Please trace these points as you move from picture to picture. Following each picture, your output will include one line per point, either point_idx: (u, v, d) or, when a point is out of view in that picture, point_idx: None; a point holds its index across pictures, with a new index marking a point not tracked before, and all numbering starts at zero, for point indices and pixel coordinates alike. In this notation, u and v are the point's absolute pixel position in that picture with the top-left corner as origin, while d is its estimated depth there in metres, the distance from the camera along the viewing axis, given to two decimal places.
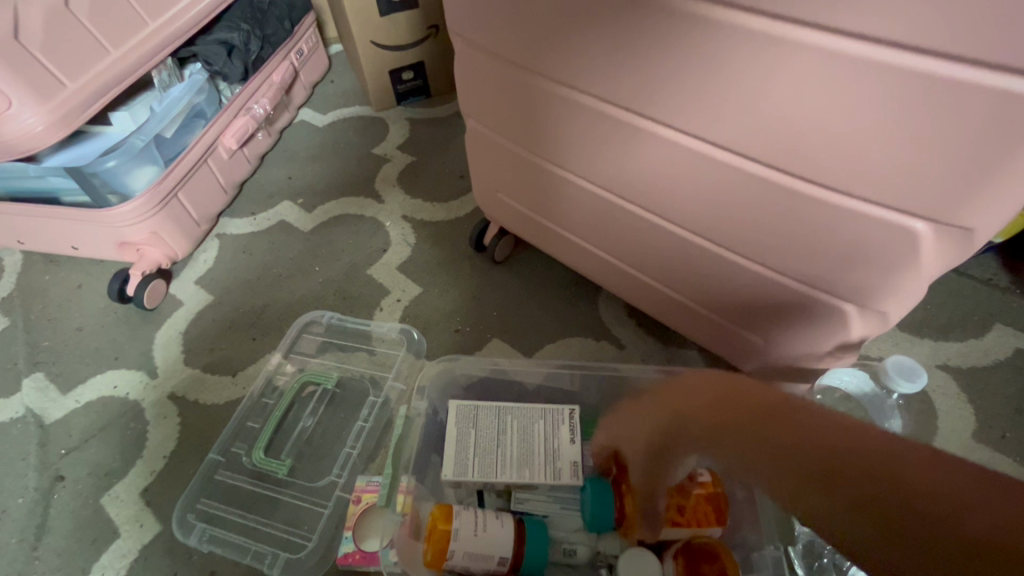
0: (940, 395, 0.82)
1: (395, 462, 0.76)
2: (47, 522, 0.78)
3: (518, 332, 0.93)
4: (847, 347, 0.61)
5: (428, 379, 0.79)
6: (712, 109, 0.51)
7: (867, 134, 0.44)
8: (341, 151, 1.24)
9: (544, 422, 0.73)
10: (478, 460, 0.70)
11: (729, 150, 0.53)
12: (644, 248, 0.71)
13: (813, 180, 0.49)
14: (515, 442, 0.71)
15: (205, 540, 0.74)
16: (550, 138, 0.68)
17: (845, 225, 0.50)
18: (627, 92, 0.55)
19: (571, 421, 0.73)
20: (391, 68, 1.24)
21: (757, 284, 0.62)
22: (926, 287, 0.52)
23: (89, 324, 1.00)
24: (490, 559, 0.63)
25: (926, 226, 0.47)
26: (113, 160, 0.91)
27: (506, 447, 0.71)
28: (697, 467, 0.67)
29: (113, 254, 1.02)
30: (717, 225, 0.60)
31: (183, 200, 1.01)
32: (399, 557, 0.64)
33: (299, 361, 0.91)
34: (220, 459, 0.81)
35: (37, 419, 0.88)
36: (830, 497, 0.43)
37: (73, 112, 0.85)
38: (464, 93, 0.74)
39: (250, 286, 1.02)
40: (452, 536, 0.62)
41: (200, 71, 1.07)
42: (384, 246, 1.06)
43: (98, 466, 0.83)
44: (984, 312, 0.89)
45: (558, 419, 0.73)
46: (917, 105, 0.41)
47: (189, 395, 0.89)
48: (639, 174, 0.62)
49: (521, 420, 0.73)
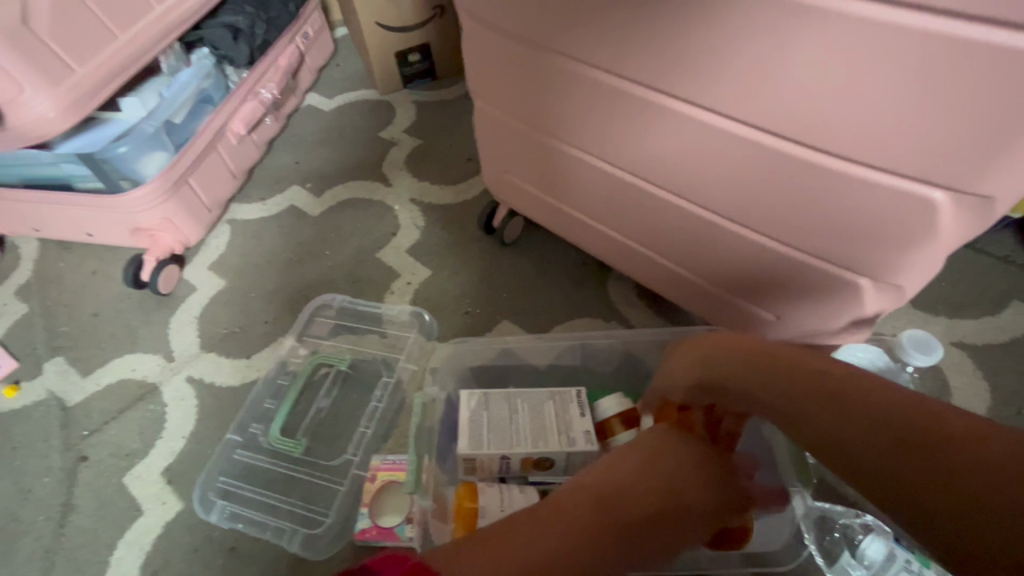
0: (955, 371, 0.81)
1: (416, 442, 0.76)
2: (72, 501, 0.81)
3: (529, 313, 0.93)
4: (860, 322, 0.61)
5: (440, 361, 0.79)
6: (722, 80, 0.50)
7: (884, 102, 0.43)
8: (348, 135, 1.24)
9: (554, 403, 0.72)
10: (494, 438, 0.69)
11: (740, 121, 0.52)
12: (655, 227, 0.71)
13: (828, 150, 0.49)
14: (530, 422, 0.70)
15: (225, 517, 0.76)
16: (560, 117, 0.68)
17: (857, 196, 0.50)
18: (638, 64, 0.55)
19: (580, 400, 0.72)
20: (397, 51, 1.23)
21: (770, 260, 0.62)
22: (943, 257, 0.51)
23: (105, 309, 1.01)
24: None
25: (943, 195, 0.46)
26: (125, 146, 0.91)
27: (519, 426, 0.70)
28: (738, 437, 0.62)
29: (126, 240, 1.03)
30: (728, 199, 0.59)
31: (194, 185, 1.02)
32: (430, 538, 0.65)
33: (312, 344, 0.92)
34: (237, 440, 0.82)
35: (58, 402, 0.90)
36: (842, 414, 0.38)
37: (82, 99, 0.86)
38: (471, 72, 0.74)
39: (262, 271, 1.03)
40: (479, 513, 0.64)
41: (207, 56, 1.07)
42: (393, 230, 1.06)
43: (119, 447, 0.85)
44: (1000, 288, 0.88)
45: (567, 400, 0.72)
46: (935, 69, 0.40)
47: (205, 378, 0.91)
48: (650, 150, 0.62)
49: (532, 401, 0.72)
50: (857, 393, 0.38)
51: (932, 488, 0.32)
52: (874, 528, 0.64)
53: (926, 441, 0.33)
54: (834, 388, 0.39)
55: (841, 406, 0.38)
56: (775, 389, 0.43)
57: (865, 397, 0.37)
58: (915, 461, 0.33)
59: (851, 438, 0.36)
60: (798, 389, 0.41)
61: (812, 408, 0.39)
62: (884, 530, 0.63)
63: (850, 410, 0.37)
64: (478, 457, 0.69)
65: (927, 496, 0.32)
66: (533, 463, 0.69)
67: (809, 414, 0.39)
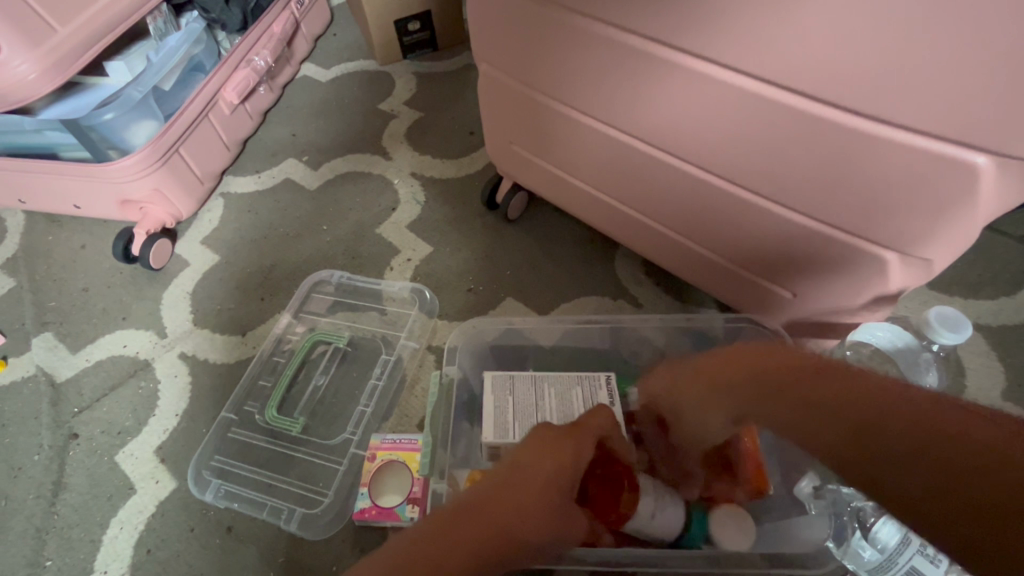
0: (970, 353, 0.79)
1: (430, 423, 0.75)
2: (63, 479, 0.78)
3: (533, 291, 0.90)
4: (883, 299, 0.59)
5: (457, 343, 0.75)
6: (748, 37, 0.47)
7: (926, 58, 0.40)
8: (346, 106, 1.19)
9: (581, 388, 0.68)
10: (518, 424, 0.65)
11: (766, 81, 0.49)
12: (671, 201, 0.68)
13: (866, 111, 0.45)
14: (558, 410, 0.66)
15: (221, 495, 0.74)
16: (571, 82, 0.64)
17: (891, 163, 0.47)
18: (657, 21, 0.51)
19: (609, 386, 0.68)
20: (397, 18, 1.18)
21: (791, 233, 0.59)
22: (979, 228, 0.48)
23: (95, 284, 0.98)
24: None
25: (986, 159, 0.43)
26: (111, 113, 0.87)
27: (546, 412, 0.66)
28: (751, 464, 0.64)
29: (115, 213, 1.00)
30: (750, 168, 0.56)
31: (185, 155, 0.98)
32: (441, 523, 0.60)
33: (309, 320, 0.90)
34: (232, 418, 0.80)
35: (48, 378, 0.88)
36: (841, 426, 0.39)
37: (65, 61, 0.82)
38: (476, 34, 0.70)
39: (257, 246, 1.00)
40: None
41: (196, 20, 1.02)
42: (392, 205, 1.03)
43: (111, 425, 0.82)
44: (1017, 269, 0.86)
45: (595, 385, 0.68)
46: (994, 16, 0.36)
47: (199, 355, 0.88)
48: (667, 115, 0.58)
49: (559, 386, 0.68)
50: (875, 411, 0.37)
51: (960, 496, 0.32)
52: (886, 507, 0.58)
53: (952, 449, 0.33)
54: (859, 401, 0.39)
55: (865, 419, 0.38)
56: (803, 409, 0.43)
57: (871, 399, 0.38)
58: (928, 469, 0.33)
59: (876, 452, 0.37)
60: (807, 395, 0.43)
61: (843, 426, 0.39)
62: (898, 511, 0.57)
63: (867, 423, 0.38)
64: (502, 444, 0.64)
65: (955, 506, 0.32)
66: None
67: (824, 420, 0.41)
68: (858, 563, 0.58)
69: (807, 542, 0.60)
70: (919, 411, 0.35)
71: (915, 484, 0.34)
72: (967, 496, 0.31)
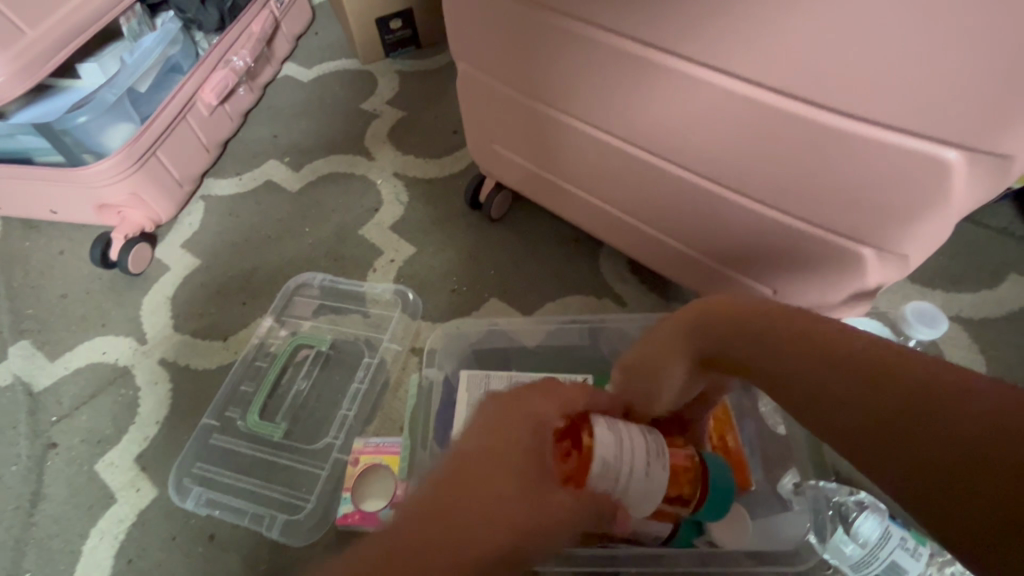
0: (951, 346, 0.80)
1: (412, 425, 0.74)
2: (42, 489, 0.77)
3: (517, 291, 0.89)
4: (862, 294, 0.58)
5: (438, 345, 0.76)
6: (719, 32, 0.47)
7: (895, 54, 0.40)
8: (328, 106, 1.18)
9: None
10: None
11: (738, 77, 0.49)
12: (651, 198, 0.67)
13: (840, 109, 0.45)
14: None
15: (202, 503, 0.73)
16: (548, 80, 0.63)
17: (863, 159, 0.47)
18: (630, 16, 0.51)
19: None
20: (378, 17, 1.17)
21: (771, 231, 0.59)
22: (953, 224, 0.48)
23: (73, 291, 0.96)
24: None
25: (957, 154, 0.43)
26: (84, 116, 0.86)
27: None
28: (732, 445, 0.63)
29: (93, 218, 0.98)
30: (726, 166, 0.56)
31: (163, 158, 0.97)
32: None
33: (292, 324, 0.89)
34: (214, 424, 0.79)
35: (25, 387, 0.86)
36: (827, 378, 0.37)
37: (36, 64, 0.80)
38: (452, 31, 0.69)
39: (238, 249, 0.99)
40: None
41: (172, 20, 1.01)
42: (375, 206, 1.02)
43: (91, 434, 0.81)
44: (998, 261, 0.86)
45: None
46: (963, 13, 0.36)
47: (180, 360, 0.87)
48: (642, 112, 0.58)
49: None
50: (867, 358, 0.35)
51: (945, 452, 0.30)
52: (868, 505, 0.61)
53: (943, 402, 0.31)
54: (870, 361, 0.35)
55: (863, 375, 0.35)
56: (772, 353, 0.41)
57: (865, 356, 0.35)
58: (926, 431, 0.31)
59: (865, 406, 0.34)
60: (789, 346, 0.40)
61: (834, 373, 0.36)
62: (880, 507, 0.60)
63: (875, 377, 0.34)
64: None
65: (942, 457, 0.30)
66: None
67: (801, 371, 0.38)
68: (840, 558, 0.60)
69: (790, 539, 0.59)
70: (890, 363, 0.34)
71: (885, 436, 0.33)
72: (950, 456, 0.30)
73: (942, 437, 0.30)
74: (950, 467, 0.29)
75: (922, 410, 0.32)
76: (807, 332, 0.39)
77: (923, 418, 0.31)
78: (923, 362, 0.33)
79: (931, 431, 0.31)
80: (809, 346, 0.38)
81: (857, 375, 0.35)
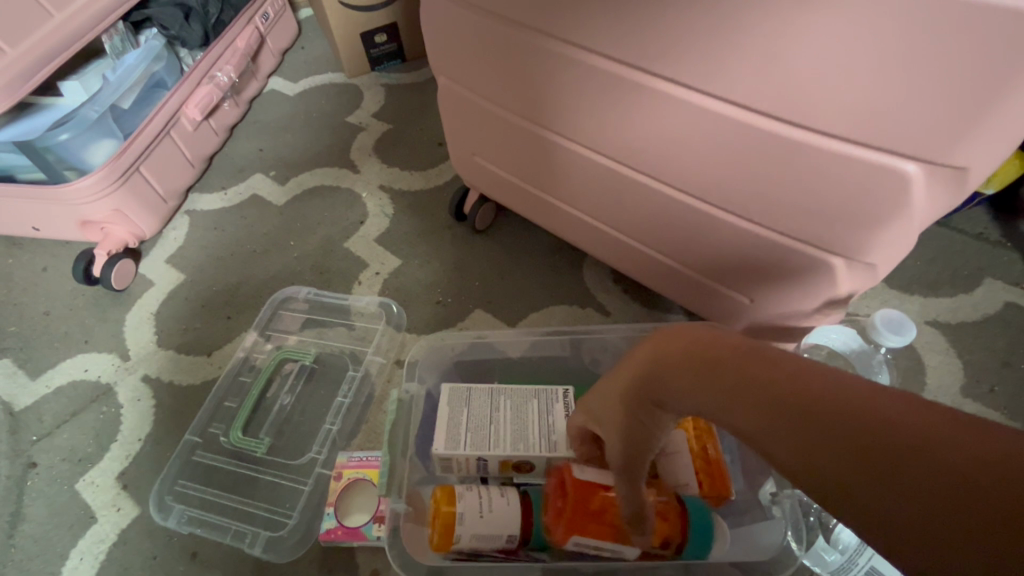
0: (929, 350, 0.81)
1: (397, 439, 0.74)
2: (22, 510, 0.76)
3: (502, 302, 0.90)
4: (835, 303, 0.59)
5: (421, 359, 0.76)
6: (686, 50, 0.48)
7: (851, 72, 0.41)
8: (314, 120, 1.19)
9: (537, 401, 0.67)
10: (472, 438, 0.64)
11: (707, 93, 0.50)
12: (629, 210, 0.68)
13: (801, 123, 0.46)
14: (512, 421, 0.65)
15: (184, 521, 0.73)
16: (524, 95, 0.64)
17: (828, 172, 0.48)
18: (602, 36, 0.52)
19: (565, 399, 0.67)
20: (363, 31, 1.18)
21: (743, 242, 0.60)
22: (917, 234, 0.49)
23: (56, 307, 0.96)
24: (498, 538, 0.57)
25: (917, 167, 0.44)
26: (66, 133, 0.86)
27: (500, 425, 0.65)
28: (712, 447, 0.63)
29: (76, 234, 0.98)
30: (699, 179, 0.57)
31: (146, 174, 0.97)
32: (409, 544, 0.60)
33: (276, 338, 0.89)
34: (197, 440, 0.79)
35: (6, 406, 0.85)
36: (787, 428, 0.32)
37: (14, 84, 0.81)
38: (432, 48, 0.70)
39: (223, 263, 0.99)
40: (457, 519, 0.56)
41: (156, 37, 1.02)
42: (361, 218, 1.02)
43: (73, 452, 0.80)
44: (974, 266, 0.88)
45: (551, 398, 0.67)
46: (916, 32, 0.38)
47: (163, 376, 0.86)
48: (618, 128, 0.59)
49: (515, 399, 0.67)
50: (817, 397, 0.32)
51: (932, 489, 0.26)
52: None
53: (891, 442, 0.28)
54: (799, 401, 0.32)
55: (792, 414, 0.32)
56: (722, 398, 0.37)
57: (815, 396, 0.32)
58: (894, 471, 0.27)
59: (809, 455, 0.31)
60: (737, 389, 0.36)
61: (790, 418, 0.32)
62: None
63: (795, 411, 0.32)
64: (455, 459, 0.63)
65: (902, 502, 0.27)
66: (512, 464, 0.64)
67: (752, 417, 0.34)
68: (822, 565, 0.61)
69: (769, 546, 0.59)
70: (846, 399, 0.30)
71: (852, 478, 0.29)
72: (942, 504, 0.25)
73: (898, 476, 0.27)
74: (939, 510, 0.25)
75: (892, 446, 0.28)
76: (737, 366, 0.36)
77: (890, 453, 0.28)
78: (854, 387, 0.31)
79: (898, 465, 0.27)
80: (761, 394, 0.34)
81: (815, 415, 0.31)
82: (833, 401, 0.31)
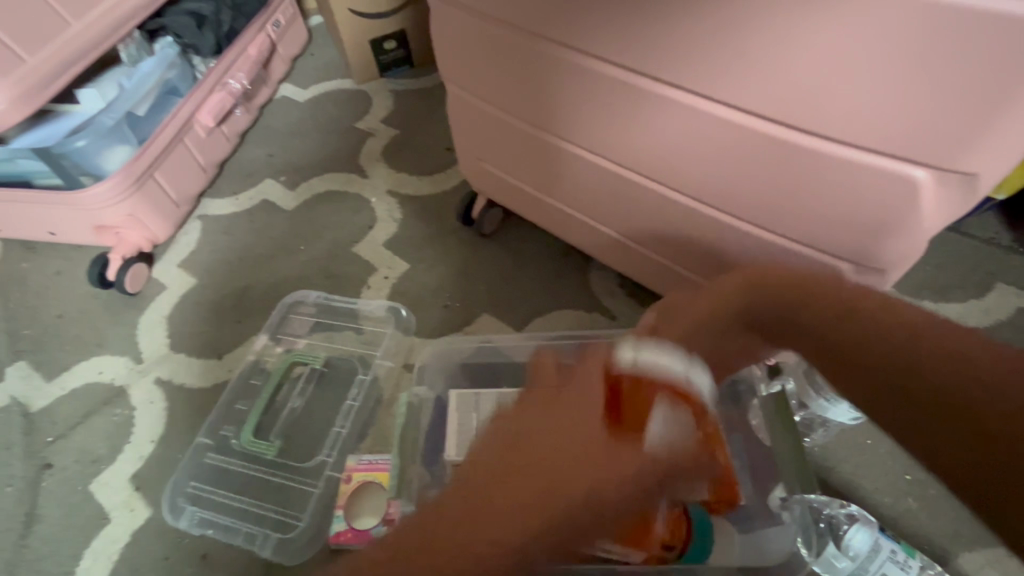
0: None
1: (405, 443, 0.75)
2: (36, 510, 0.77)
3: (509, 306, 0.90)
4: None
5: (430, 362, 0.76)
6: (695, 58, 0.48)
7: (859, 79, 0.42)
8: (324, 126, 1.20)
9: None
10: None
11: (715, 99, 0.50)
12: (637, 215, 0.68)
13: (809, 129, 0.47)
14: None
15: (195, 523, 0.73)
16: (533, 101, 0.65)
17: (836, 177, 0.48)
18: (612, 44, 0.52)
19: None
20: (372, 38, 1.19)
21: (752, 247, 0.60)
22: (927, 240, 0.49)
23: (70, 311, 0.97)
24: None
25: (926, 173, 0.44)
26: (83, 140, 0.88)
27: None
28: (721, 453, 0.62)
29: (91, 239, 1.00)
30: (707, 184, 0.57)
31: (160, 179, 0.98)
32: None
33: (287, 341, 0.89)
34: (209, 443, 0.79)
35: (21, 408, 0.87)
36: (867, 343, 0.42)
37: (35, 91, 0.82)
38: (442, 55, 0.71)
39: (234, 267, 1.00)
40: None
41: (171, 46, 1.04)
42: (369, 223, 1.03)
43: (86, 454, 0.81)
44: (985, 271, 0.87)
45: None
46: (924, 40, 0.38)
47: (175, 379, 0.87)
48: (627, 134, 0.59)
49: None
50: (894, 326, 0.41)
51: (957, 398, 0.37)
52: (859, 518, 0.62)
53: (944, 362, 0.38)
54: (877, 326, 0.42)
55: (872, 326, 0.42)
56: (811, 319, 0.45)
57: (892, 320, 0.41)
58: (949, 386, 0.37)
59: (878, 371, 0.41)
60: (824, 314, 0.44)
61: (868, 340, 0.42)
62: (870, 520, 0.61)
63: (870, 334, 0.42)
64: (466, 463, 0.64)
65: (960, 399, 0.37)
66: None
67: (838, 336, 0.43)
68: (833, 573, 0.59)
69: (778, 552, 0.59)
70: (923, 328, 0.40)
71: (919, 389, 0.39)
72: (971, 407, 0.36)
73: (948, 392, 0.37)
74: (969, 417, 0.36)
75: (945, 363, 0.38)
76: (824, 297, 0.45)
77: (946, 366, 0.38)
78: (925, 319, 0.41)
79: (954, 381, 0.37)
80: (848, 318, 0.43)
81: (888, 340, 0.41)
82: (905, 328, 0.40)
